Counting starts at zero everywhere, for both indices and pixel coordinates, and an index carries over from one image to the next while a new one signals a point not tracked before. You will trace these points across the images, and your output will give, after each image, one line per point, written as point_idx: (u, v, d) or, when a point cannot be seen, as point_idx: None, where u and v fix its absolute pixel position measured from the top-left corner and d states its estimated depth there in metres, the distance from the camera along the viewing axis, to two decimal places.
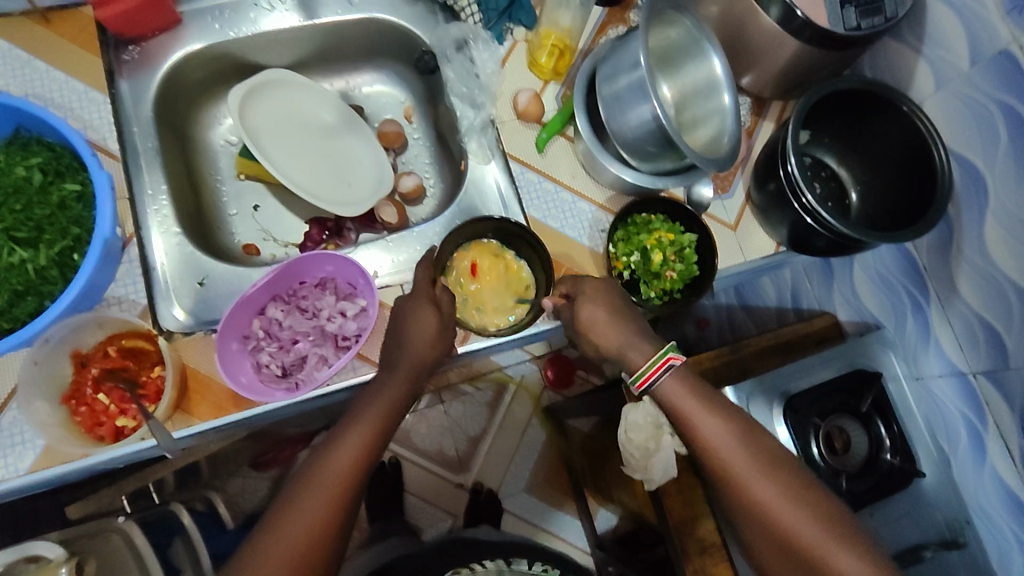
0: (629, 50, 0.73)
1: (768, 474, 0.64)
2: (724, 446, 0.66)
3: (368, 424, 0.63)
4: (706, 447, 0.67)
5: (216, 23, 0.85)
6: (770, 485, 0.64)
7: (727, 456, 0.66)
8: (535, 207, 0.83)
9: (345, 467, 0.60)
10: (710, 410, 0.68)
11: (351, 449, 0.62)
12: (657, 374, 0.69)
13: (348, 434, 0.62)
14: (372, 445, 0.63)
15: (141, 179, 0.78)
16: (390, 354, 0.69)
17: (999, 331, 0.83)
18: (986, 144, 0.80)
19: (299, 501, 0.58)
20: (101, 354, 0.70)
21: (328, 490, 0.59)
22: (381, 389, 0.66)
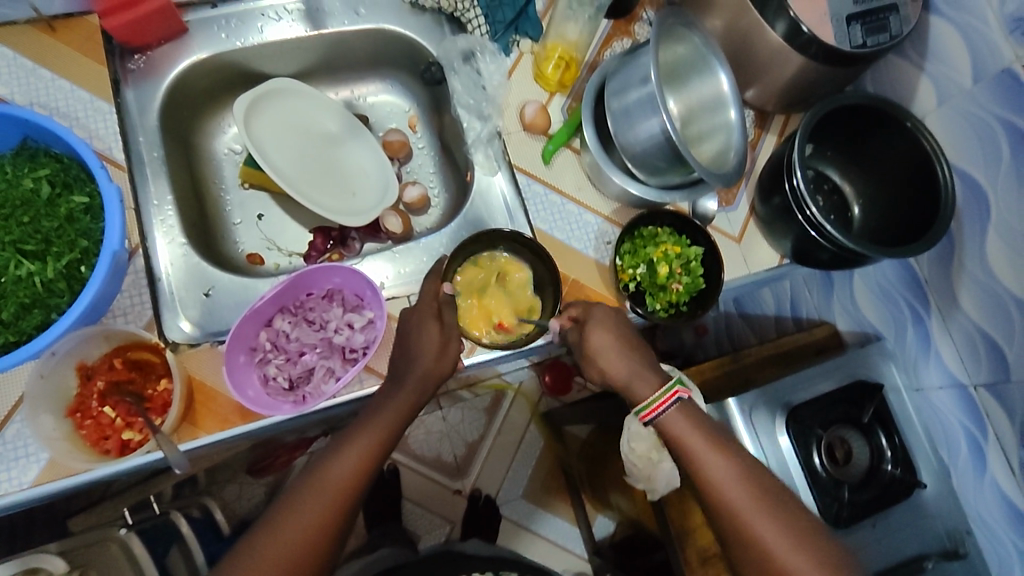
0: (638, 65, 0.74)
1: (765, 512, 0.64)
2: (725, 481, 0.65)
3: (359, 457, 0.61)
4: (706, 480, 0.66)
5: (222, 32, 0.85)
6: (766, 523, 0.63)
7: (727, 492, 0.65)
8: (541, 218, 0.83)
9: (331, 504, 0.58)
10: (712, 444, 0.67)
11: (339, 484, 0.59)
12: (661, 407, 0.68)
13: (337, 468, 0.60)
14: (362, 481, 0.61)
15: (146, 189, 0.78)
16: (401, 368, 0.69)
17: (1000, 344, 0.84)
18: (988, 161, 0.81)
19: (280, 536, 0.56)
20: (107, 366, 0.69)
21: (311, 527, 0.56)
22: (376, 418, 0.64)
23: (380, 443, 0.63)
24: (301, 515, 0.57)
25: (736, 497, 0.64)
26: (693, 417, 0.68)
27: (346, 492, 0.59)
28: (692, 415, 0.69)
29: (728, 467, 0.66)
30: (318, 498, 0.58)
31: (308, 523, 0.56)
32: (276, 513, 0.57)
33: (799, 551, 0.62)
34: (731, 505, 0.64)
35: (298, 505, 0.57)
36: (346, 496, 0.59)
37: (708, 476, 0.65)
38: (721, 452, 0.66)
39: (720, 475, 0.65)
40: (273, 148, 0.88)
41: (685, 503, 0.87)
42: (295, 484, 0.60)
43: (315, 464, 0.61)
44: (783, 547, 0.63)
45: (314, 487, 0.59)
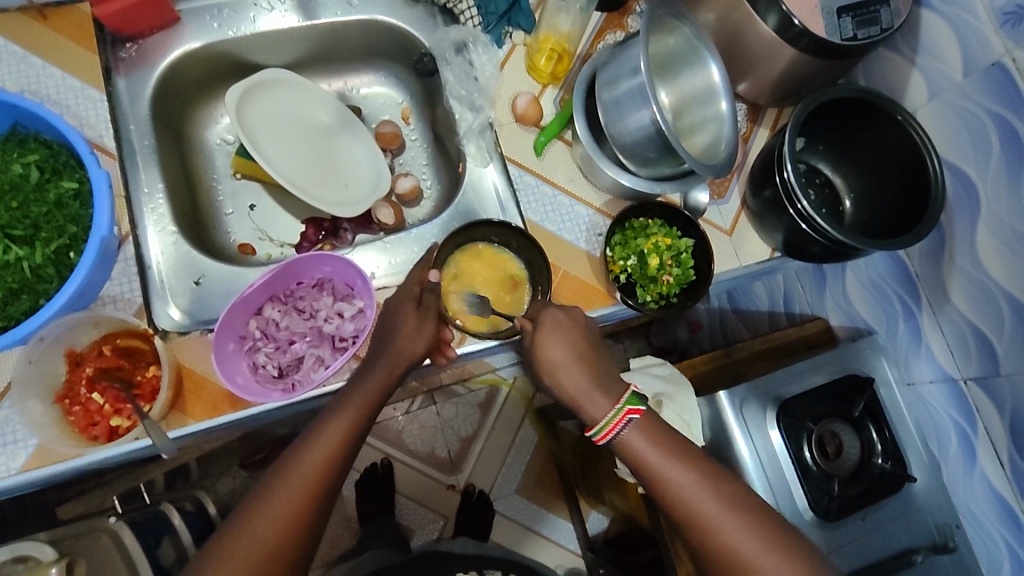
0: (629, 56, 0.74)
1: (739, 524, 0.58)
2: (689, 497, 0.60)
3: (326, 449, 0.59)
4: (672, 498, 0.60)
5: (215, 21, 0.85)
6: (738, 535, 0.58)
7: (692, 506, 0.59)
8: (532, 209, 0.84)
9: (301, 493, 0.56)
10: (671, 456, 0.62)
11: (307, 478, 0.57)
12: (617, 429, 0.63)
13: (304, 462, 0.58)
14: (332, 474, 0.59)
15: (137, 177, 0.78)
16: (377, 350, 0.69)
17: (989, 337, 0.84)
18: (978, 153, 0.81)
19: (246, 533, 0.54)
20: (96, 353, 0.69)
21: (282, 521, 0.55)
22: (350, 405, 0.63)
23: (348, 434, 0.61)
24: (267, 512, 0.55)
25: (702, 509, 0.59)
26: (653, 430, 0.64)
27: (315, 487, 0.57)
28: (651, 427, 0.64)
29: (693, 480, 0.60)
30: (283, 497, 0.56)
31: (274, 520, 0.55)
32: (243, 511, 0.56)
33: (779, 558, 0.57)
34: (698, 519, 0.59)
35: (264, 501, 0.56)
36: (314, 490, 0.57)
37: (672, 493, 0.60)
38: (683, 465, 0.61)
39: (681, 487, 0.60)
40: (265, 138, 0.88)
41: None
42: (263, 479, 0.58)
43: (282, 458, 0.60)
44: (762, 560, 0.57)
45: (280, 482, 0.57)
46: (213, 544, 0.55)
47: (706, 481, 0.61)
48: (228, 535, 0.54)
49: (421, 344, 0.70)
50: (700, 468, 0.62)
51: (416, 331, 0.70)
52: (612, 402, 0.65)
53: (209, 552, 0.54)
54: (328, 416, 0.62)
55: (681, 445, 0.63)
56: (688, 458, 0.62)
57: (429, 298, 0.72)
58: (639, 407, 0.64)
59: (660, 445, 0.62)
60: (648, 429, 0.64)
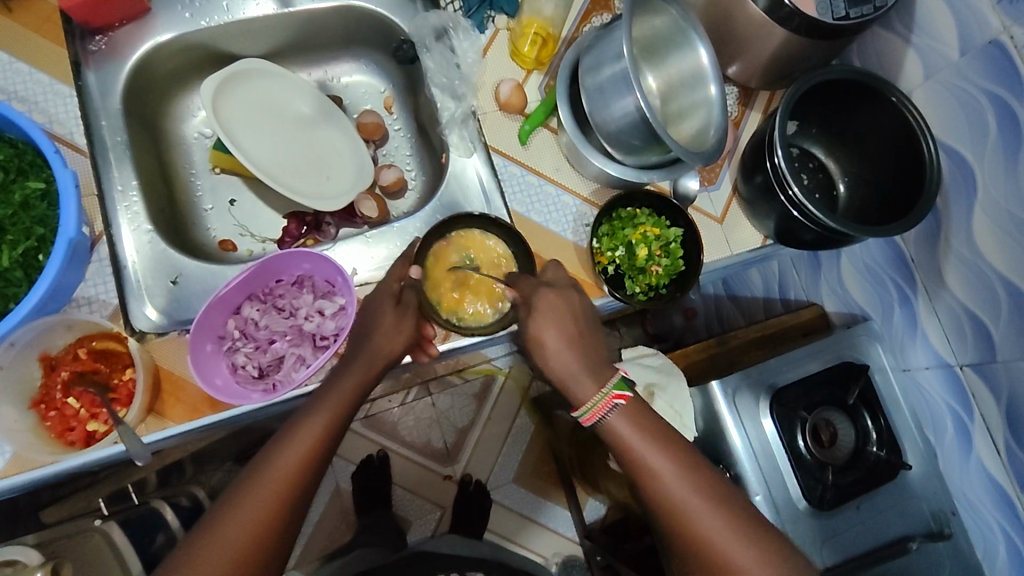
0: (613, 40, 0.72)
1: (711, 512, 0.57)
2: (666, 482, 0.58)
3: (301, 450, 0.58)
4: (648, 483, 0.59)
5: (187, 11, 0.82)
6: (710, 520, 0.57)
7: (667, 492, 0.58)
8: (517, 200, 0.82)
9: (275, 496, 0.56)
10: (649, 439, 0.60)
11: (282, 480, 0.56)
12: (603, 412, 0.61)
13: (279, 464, 0.57)
14: (307, 475, 0.58)
15: (110, 175, 0.76)
16: (356, 348, 0.67)
17: (986, 323, 0.83)
18: (975, 135, 0.79)
19: (216, 539, 0.53)
20: (71, 356, 0.68)
21: (256, 524, 0.54)
22: (326, 403, 0.62)
23: (325, 433, 0.60)
24: (240, 516, 0.54)
25: (676, 495, 0.58)
26: (636, 415, 0.61)
27: (290, 489, 0.56)
28: (638, 411, 0.62)
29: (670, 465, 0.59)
30: (257, 499, 0.55)
31: (246, 524, 0.54)
32: (215, 515, 0.55)
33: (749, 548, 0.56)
34: (670, 503, 0.58)
35: (238, 504, 0.55)
36: (290, 492, 0.56)
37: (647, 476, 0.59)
38: (659, 448, 0.60)
39: (657, 472, 0.58)
40: (242, 131, 0.86)
41: None
42: (236, 481, 0.58)
43: (256, 460, 0.59)
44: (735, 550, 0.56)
45: (254, 485, 0.56)
46: (184, 548, 0.54)
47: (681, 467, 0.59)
48: (198, 539, 0.53)
49: (403, 342, 0.68)
50: (675, 450, 0.60)
51: (396, 329, 0.68)
52: (598, 387, 0.62)
53: (179, 557, 0.53)
54: (304, 415, 0.61)
55: (663, 429, 0.62)
56: (665, 443, 0.60)
57: (408, 295, 0.71)
58: (626, 392, 0.62)
59: (641, 428, 0.61)
60: (633, 412, 0.62)
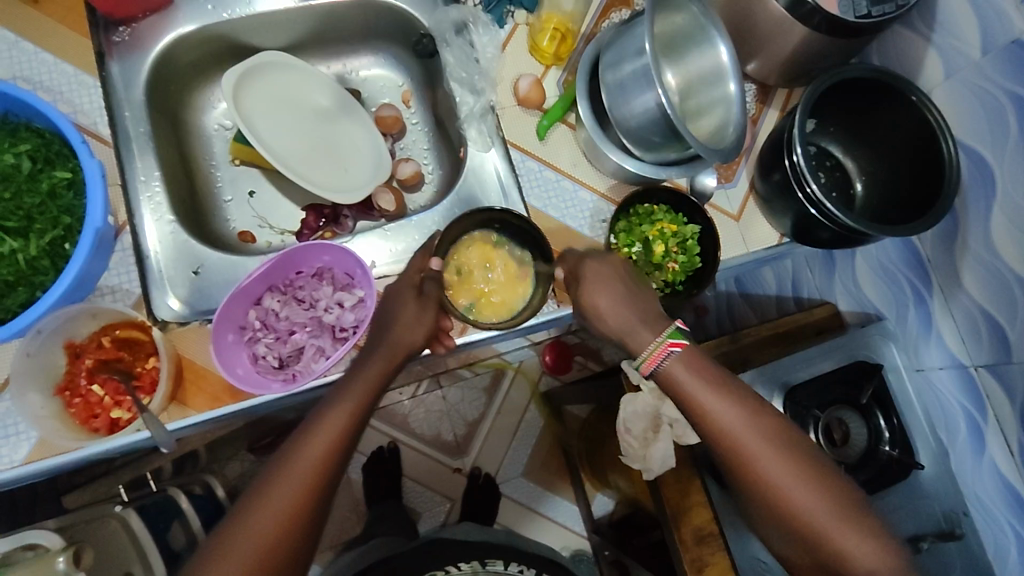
0: (634, 36, 0.72)
1: (776, 459, 0.60)
2: (735, 433, 0.61)
3: (325, 443, 0.59)
4: (715, 431, 0.62)
5: (209, 3, 0.82)
6: (774, 467, 0.60)
7: (733, 441, 0.61)
8: (535, 195, 0.82)
9: (301, 486, 0.57)
10: (711, 388, 0.62)
11: (306, 472, 0.58)
12: (660, 360, 0.64)
13: (302, 455, 0.59)
14: (332, 464, 0.59)
15: (133, 165, 0.76)
16: (378, 339, 0.69)
17: (1002, 323, 0.83)
18: (995, 136, 0.79)
19: (247, 526, 0.55)
20: (96, 345, 0.69)
21: (282, 513, 0.56)
22: (348, 394, 0.63)
23: (349, 423, 0.61)
24: (265, 507, 0.56)
25: (744, 445, 0.61)
26: (698, 362, 0.64)
27: (315, 481, 0.58)
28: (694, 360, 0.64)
29: (735, 413, 0.62)
30: (282, 490, 0.57)
31: (274, 513, 0.56)
32: (243, 506, 0.57)
33: (810, 488, 0.60)
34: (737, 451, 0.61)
35: (263, 497, 0.56)
36: (313, 485, 0.58)
37: (712, 425, 0.62)
38: (722, 394, 0.62)
39: (722, 421, 0.61)
40: (263, 123, 0.87)
41: (683, 483, 0.86)
42: (262, 472, 0.59)
43: (282, 450, 0.60)
44: (804, 493, 0.60)
45: (280, 475, 0.57)
46: (216, 537, 0.56)
47: (746, 413, 0.62)
48: (228, 528, 0.55)
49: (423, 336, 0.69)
50: (738, 397, 0.63)
51: (415, 322, 0.69)
52: (653, 334, 0.64)
53: (211, 545, 0.55)
54: (327, 406, 0.63)
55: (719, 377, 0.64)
56: (730, 392, 0.63)
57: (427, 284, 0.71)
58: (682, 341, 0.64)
59: (703, 376, 0.63)
60: (690, 360, 0.64)
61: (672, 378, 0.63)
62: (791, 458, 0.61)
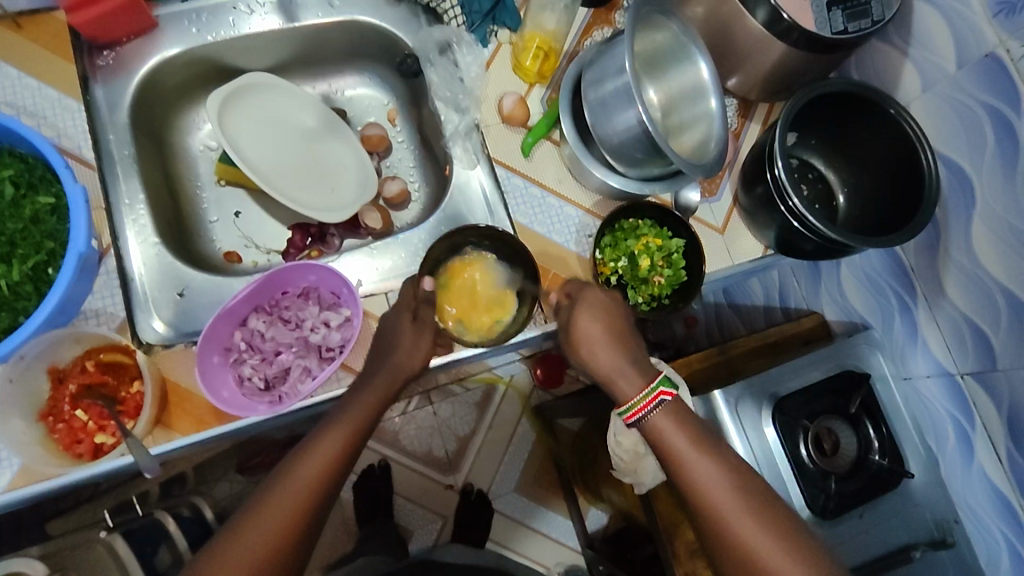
0: (615, 55, 0.73)
1: (753, 520, 0.60)
2: (712, 486, 0.62)
3: (320, 462, 0.59)
4: (691, 487, 0.62)
5: (193, 27, 0.83)
6: (749, 525, 0.60)
7: (711, 497, 0.61)
8: (521, 212, 0.82)
9: (297, 502, 0.57)
10: (694, 444, 0.64)
11: (302, 489, 0.58)
12: (645, 410, 0.66)
13: (300, 473, 0.59)
14: (328, 484, 0.59)
15: (117, 188, 0.77)
16: (378, 363, 0.69)
17: (986, 332, 0.84)
18: (973, 147, 0.80)
19: (240, 539, 0.55)
20: (79, 369, 0.68)
21: (275, 528, 0.55)
22: (348, 413, 0.64)
23: (347, 444, 0.61)
24: (260, 520, 0.55)
25: (721, 502, 0.61)
26: (679, 418, 0.66)
27: (309, 500, 0.58)
28: (677, 414, 0.66)
29: (715, 471, 0.63)
30: (274, 509, 0.56)
31: (268, 528, 0.55)
32: (237, 523, 0.56)
33: (782, 552, 0.59)
34: (712, 508, 0.61)
35: (261, 511, 0.56)
36: (308, 503, 0.57)
37: (689, 480, 0.62)
38: (703, 450, 0.63)
39: (701, 474, 0.62)
40: (249, 144, 0.87)
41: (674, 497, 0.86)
42: (260, 487, 0.59)
43: (279, 468, 0.60)
44: (779, 559, 0.59)
45: (277, 491, 0.57)
46: (212, 547, 0.55)
47: (727, 474, 0.63)
48: (223, 539, 0.55)
49: (418, 356, 0.70)
50: (718, 456, 0.64)
51: (409, 342, 0.70)
52: (644, 383, 0.67)
53: (207, 555, 0.54)
54: (328, 424, 0.63)
55: (701, 433, 0.66)
56: (712, 451, 0.64)
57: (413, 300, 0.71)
58: (671, 390, 0.66)
59: (685, 433, 0.65)
60: (675, 413, 0.67)
61: (654, 429, 0.65)
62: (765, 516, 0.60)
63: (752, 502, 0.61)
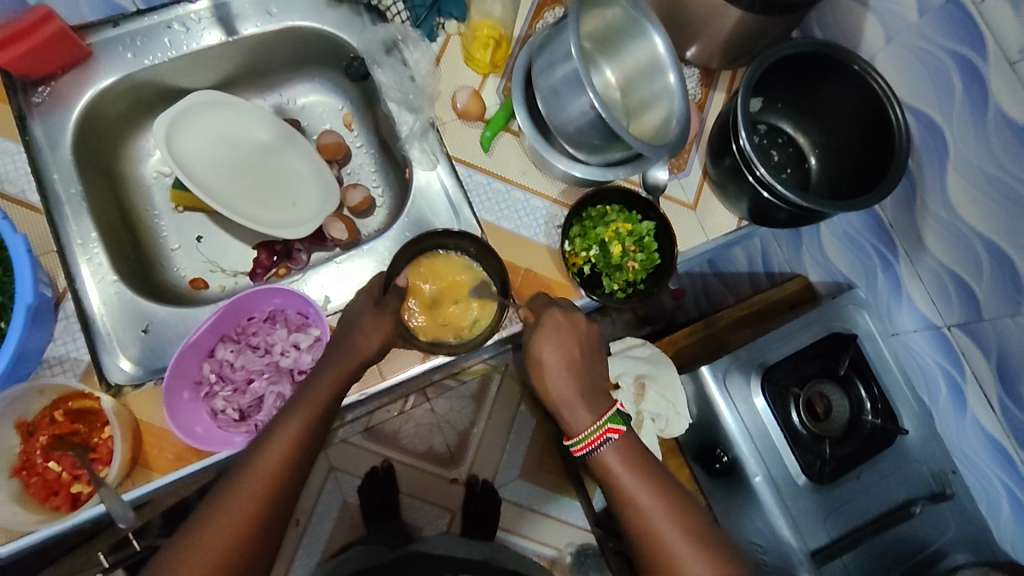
0: (561, 41, 0.70)
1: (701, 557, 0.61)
2: (656, 523, 0.62)
3: (273, 460, 0.59)
4: (638, 521, 0.62)
5: (129, 51, 0.80)
6: (694, 559, 0.60)
7: (657, 533, 0.61)
8: (486, 210, 0.80)
9: (254, 498, 0.57)
10: (642, 478, 0.64)
11: (261, 481, 0.58)
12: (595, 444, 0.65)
13: (255, 467, 0.58)
14: (286, 476, 0.59)
15: (67, 229, 0.74)
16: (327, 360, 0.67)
17: (969, 282, 0.82)
18: (941, 96, 0.78)
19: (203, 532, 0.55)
20: (48, 420, 0.67)
21: (236, 522, 0.56)
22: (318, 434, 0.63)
23: (294, 446, 0.61)
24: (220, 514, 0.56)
25: (668, 539, 0.61)
26: (629, 453, 0.66)
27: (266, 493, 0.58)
28: (629, 449, 0.66)
29: (660, 506, 0.63)
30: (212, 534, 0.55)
31: (229, 522, 0.55)
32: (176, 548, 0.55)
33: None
34: (663, 548, 0.61)
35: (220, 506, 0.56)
36: (266, 494, 0.58)
37: (639, 515, 0.62)
38: (649, 485, 0.64)
39: (647, 510, 0.62)
40: (203, 169, 0.85)
41: None
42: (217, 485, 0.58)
43: (219, 485, 0.58)
44: None
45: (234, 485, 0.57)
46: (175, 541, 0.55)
47: (670, 508, 0.63)
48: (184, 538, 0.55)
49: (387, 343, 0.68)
50: (668, 492, 0.64)
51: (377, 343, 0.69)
52: (594, 418, 0.66)
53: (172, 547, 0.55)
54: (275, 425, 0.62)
55: (650, 467, 0.66)
56: (660, 487, 0.64)
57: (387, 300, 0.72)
58: (620, 426, 0.66)
59: (634, 467, 0.64)
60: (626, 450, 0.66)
61: (603, 463, 0.65)
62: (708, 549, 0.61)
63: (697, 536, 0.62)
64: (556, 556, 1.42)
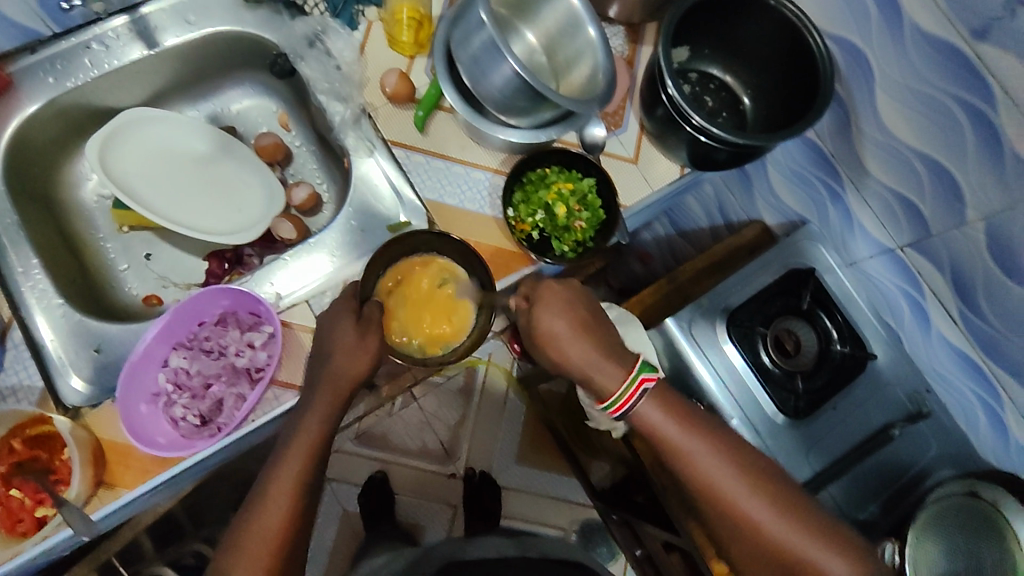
0: (474, 9, 0.70)
1: (741, 487, 0.68)
2: (699, 461, 0.69)
3: (290, 476, 0.64)
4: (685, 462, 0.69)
5: (49, 75, 0.79)
6: (734, 490, 0.68)
7: (702, 472, 0.69)
8: (428, 188, 0.80)
9: (285, 505, 0.63)
10: (683, 424, 0.70)
11: (287, 487, 0.64)
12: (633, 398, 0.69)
13: (278, 477, 0.64)
14: (310, 476, 0.65)
15: (8, 260, 0.74)
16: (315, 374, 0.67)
17: (915, 201, 0.83)
18: (858, 20, 0.79)
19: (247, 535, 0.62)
20: (7, 450, 0.68)
21: (273, 527, 0.62)
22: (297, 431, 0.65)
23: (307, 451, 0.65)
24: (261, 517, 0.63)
25: (712, 475, 0.68)
26: (665, 400, 0.70)
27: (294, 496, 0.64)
28: (664, 397, 0.71)
29: (703, 447, 0.69)
30: (263, 522, 0.63)
31: (269, 523, 0.63)
32: (234, 538, 0.63)
33: (759, 500, 0.68)
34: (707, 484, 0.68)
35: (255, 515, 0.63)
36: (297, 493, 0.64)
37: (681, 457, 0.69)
38: (690, 430, 0.69)
39: (693, 453, 0.69)
40: (142, 185, 0.85)
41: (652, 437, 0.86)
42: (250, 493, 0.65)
43: (253, 497, 0.65)
44: (752, 507, 0.68)
45: (268, 495, 0.64)
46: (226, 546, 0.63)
47: (710, 446, 0.69)
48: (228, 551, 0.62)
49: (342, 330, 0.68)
50: (711, 433, 0.70)
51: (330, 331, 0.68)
52: (625, 374, 0.69)
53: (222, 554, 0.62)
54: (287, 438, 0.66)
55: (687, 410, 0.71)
56: (701, 428, 0.70)
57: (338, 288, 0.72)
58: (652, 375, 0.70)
59: (672, 414, 0.70)
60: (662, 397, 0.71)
61: (642, 415, 0.70)
62: (749, 480, 0.68)
63: (741, 472, 0.69)
64: (563, 536, 1.41)
